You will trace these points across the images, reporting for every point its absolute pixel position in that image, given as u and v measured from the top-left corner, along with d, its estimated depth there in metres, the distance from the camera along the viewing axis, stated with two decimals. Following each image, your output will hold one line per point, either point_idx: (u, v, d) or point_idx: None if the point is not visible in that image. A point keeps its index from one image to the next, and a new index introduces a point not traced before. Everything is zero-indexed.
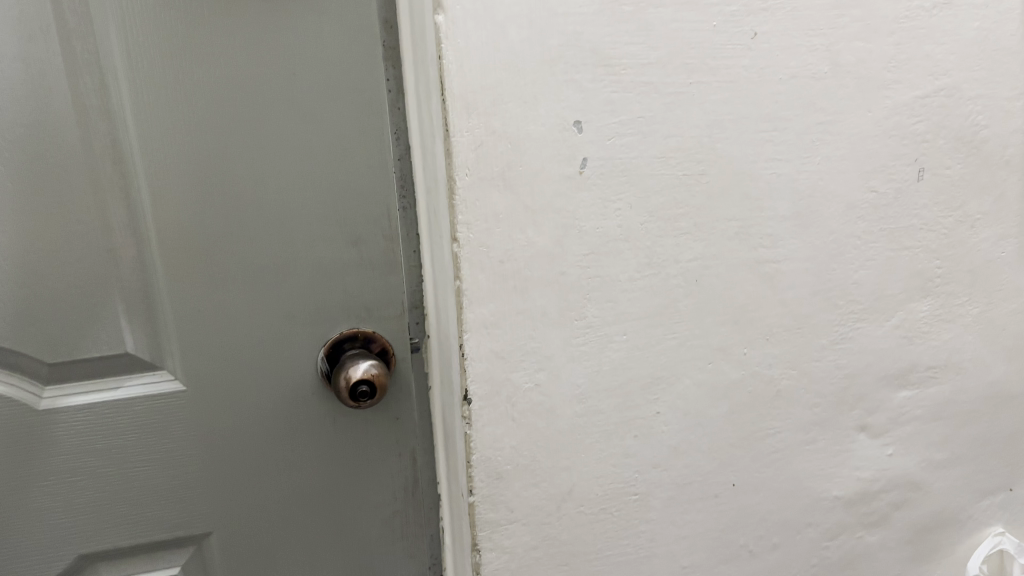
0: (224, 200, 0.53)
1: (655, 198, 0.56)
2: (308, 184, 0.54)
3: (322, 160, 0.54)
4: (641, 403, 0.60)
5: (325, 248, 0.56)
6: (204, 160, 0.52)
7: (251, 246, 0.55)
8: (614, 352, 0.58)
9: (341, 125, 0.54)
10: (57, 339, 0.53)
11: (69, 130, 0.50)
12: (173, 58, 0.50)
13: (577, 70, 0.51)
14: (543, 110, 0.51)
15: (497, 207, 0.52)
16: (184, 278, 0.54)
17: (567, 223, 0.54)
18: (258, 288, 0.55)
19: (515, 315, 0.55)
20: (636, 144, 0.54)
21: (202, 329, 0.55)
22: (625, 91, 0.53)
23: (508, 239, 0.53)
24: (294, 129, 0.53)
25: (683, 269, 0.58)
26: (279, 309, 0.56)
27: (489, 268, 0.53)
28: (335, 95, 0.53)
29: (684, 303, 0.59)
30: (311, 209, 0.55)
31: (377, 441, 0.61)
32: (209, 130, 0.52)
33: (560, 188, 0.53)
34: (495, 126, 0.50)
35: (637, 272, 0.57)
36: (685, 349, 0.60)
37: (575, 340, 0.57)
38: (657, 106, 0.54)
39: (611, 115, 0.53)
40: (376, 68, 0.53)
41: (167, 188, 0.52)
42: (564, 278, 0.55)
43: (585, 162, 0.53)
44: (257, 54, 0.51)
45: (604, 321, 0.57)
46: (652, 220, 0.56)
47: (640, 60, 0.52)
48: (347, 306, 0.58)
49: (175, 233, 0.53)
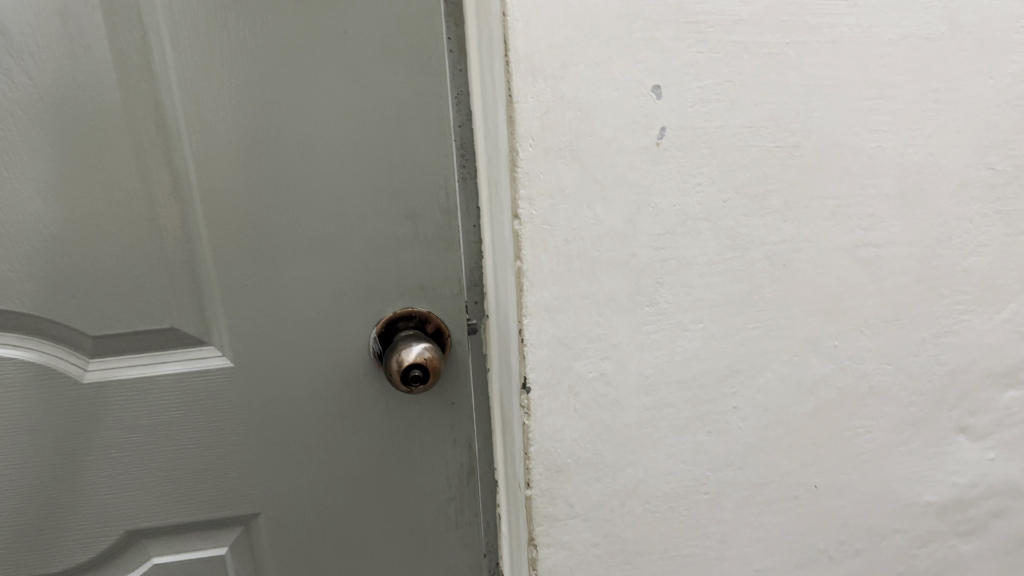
0: (272, 171, 0.50)
1: (741, 173, 0.49)
2: (359, 152, 0.50)
3: (376, 127, 0.50)
4: (716, 396, 0.55)
5: (378, 222, 0.52)
6: (250, 127, 0.49)
7: (299, 216, 0.51)
8: (688, 341, 0.53)
9: (396, 89, 0.49)
10: (100, 311, 0.51)
11: (110, 90, 0.48)
12: (217, 16, 0.47)
13: (659, 27, 0.45)
14: (616, 74, 0.45)
15: (563, 181, 0.47)
16: (230, 249, 0.51)
17: (640, 199, 0.48)
18: (307, 265, 0.52)
19: (580, 299, 0.50)
20: (723, 112, 0.48)
21: (248, 304, 0.52)
22: (711, 52, 0.46)
23: (574, 217, 0.48)
24: (346, 93, 0.49)
25: (771, 252, 0.52)
26: (328, 285, 0.53)
27: (553, 248, 0.49)
28: (390, 54, 0.49)
29: (770, 289, 0.53)
30: (363, 179, 0.51)
31: (431, 427, 0.57)
32: (256, 95, 0.48)
33: (634, 161, 0.47)
34: (563, 91, 0.45)
35: (717, 256, 0.51)
36: (767, 340, 0.55)
37: (645, 328, 0.52)
38: (748, 69, 0.47)
39: (695, 79, 0.46)
40: (435, 26, 0.49)
41: (212, 154, 0.49)
42: (635, 261, 0.50)
43: (663, 132, 0.47)
44: (305, 9, 0.47)
45: (677, 307, 0.52)
46: (736, 197, 0.50)
47: (730, 17, 0.46)
48: (401, 284, 0.54)
49: (223, 205, 0.50)
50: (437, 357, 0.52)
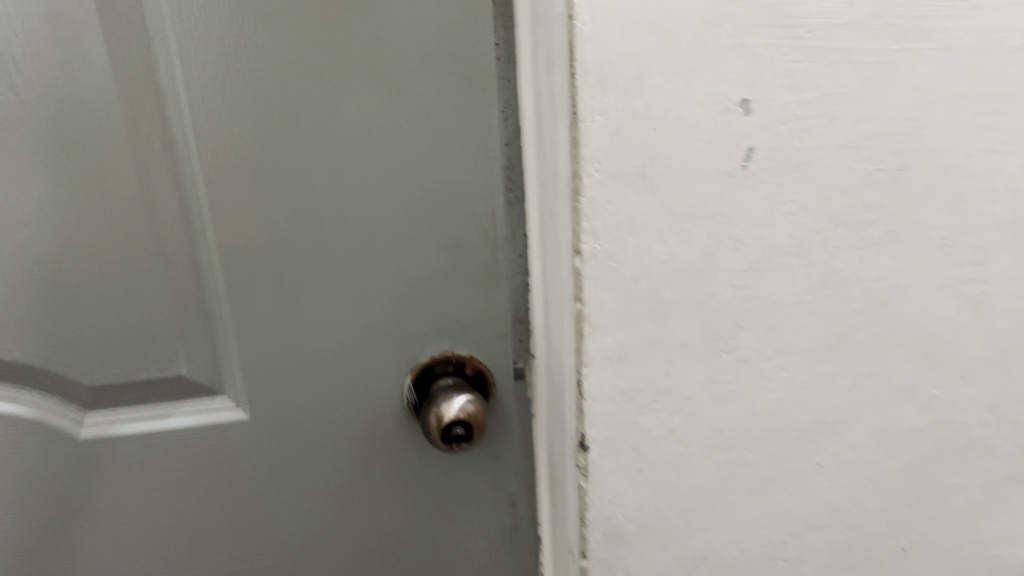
0: (294, 196, 0.43)
1: (838, 200, 0.43)
2: (394, 175, 0.44)
3: (413, 146, 0.43)
4: (799, 452, 0.48)
5: (415, 254, 0.45)
6: (270, 147, 0.43)
7: (324, 247, 0.45)
8: (771, 392, 0.46)
9: (436, 103, 0.43)
10: (100, 357, 0.45)
11: (109, 107, 0.41)
12: (231, 19, 0.40)
13: (751, 32, 0.38)
14: (699, 87, 0.38)
15: (633, 211, 0.40)
16: (246, 286, 0.45)
17: (722, 231, 0.42)
18: (333, 304, 0.46)
19: (650, 345, 0.43)
20: (820, 130, 0.41)
21: (266, 347, 0.46)
22: (809, 61, 0.39)
23: (644, 253, 0.41)
24: (380, 108, 0.42)
25: (867, 290, 0.45)
26: (357, 326, 0.46)
27: (619, 288, 0.42)
28: (432, 64, 0.42)
29: (865, 333, 0.47)
30: (398, 206, 0.44)
31: (472, 483, 0.51)
32: (276, 110, 0.42)
33: (716, 188, 0.41)
34: (637, 108, 0.38)
35: (808, 294, 0.45)
36: (859, 390, 0.48)
37: (722, 377, 0.45)
38: (851, 81, 0.40)
39: (789, 91, 0.40)
40: (482, 32, 0.42)
41: (226, 177, 0.43)
42: (714, 300, 0.43)
43: (752, 153, 0.40)
44: (335, 14, 0.41)
45: (760, 354, 0.45)
46: (832, 228, 0.43)
47: (832, 20, 0.39)
48: (441, 325, 0.47)
49: (238, 235, 0.44)
50: (481, 410, 0.45)
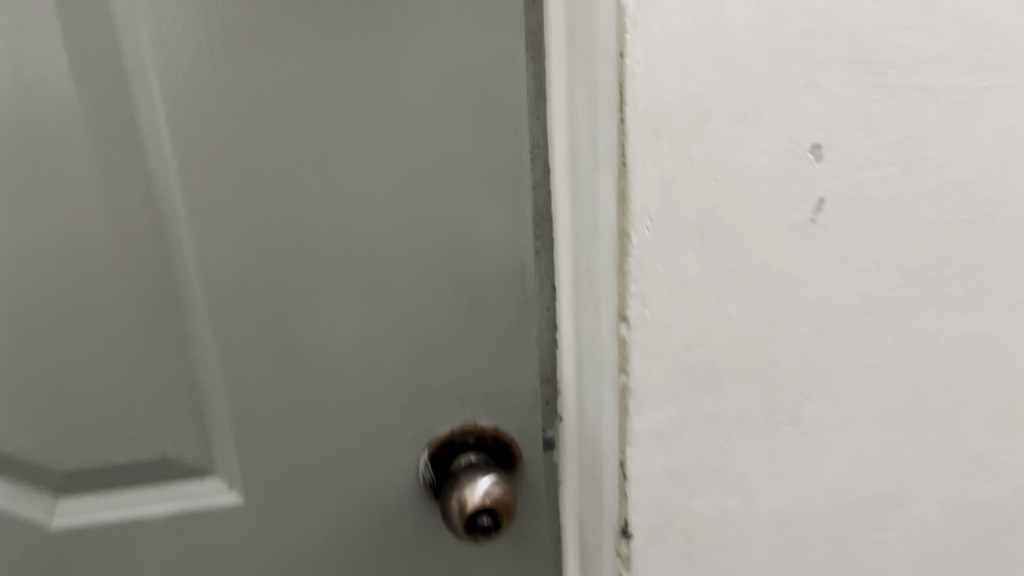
0: (295, 246, 0.38)
1: (914, 255, 0.38)
2: (411, 229, 0.38)
3: (432, 191, 0.38)
4: (863, 530, 0.43)
5: (434, 317, 0.40)
6: (268, 191, 0.37)
7: (331, 310, 0.39)
8: (835, 466, 0.41)
9: (459, 143, 0.38)
10: (75, 437, 0.40)
11: (81, 157, 0.36)
12: (224, 48, 0.35)
13: (824, 69, 0.33)
14: (767, 131, 0.33)
15: (687, 271, 0.35)
16: (241, 354, 0.40)
17: (785, 292, 0.37)
18: (338, 367, 0.40)
19: (704, 419, 0.38)
20: (898, 178, 0.36)
21: (264, 420, 0.41)
22: (888, 101, 0.34)
23: (699, 318, 0.36)
24: (395, 154, 0.37)
25: (943, 352, 0.40)
26: (368, 397, 0.41)
27: (669, 358, 0.37)
28: (455, 105, 0.37)
29: (939, 399, 0.42)
30: (415, 262, 0.39)
31: (495, 566, 0.45)
32: (276, 149, 0.37)
33: (781, 245, 0.36)
34: (694, 156, 0.33)
35: (878, 359, 0.40)
36: (929, 459, 0.43)
37: (783, 453, 0.40)
38: (934, 122, 0.35)
39: (865, 136, 0.35)
40: (514, 67, 0.37)
41: (218, 232, 0.38)
42: (774, 369, 0.38)
43: (821, 205, 0.35)
44: (344, 48, 0.35)
45: (824, 425, 0.40)
46: (907, 284, 0.38)
47: (916, 54, 0.34)
48: (462, 393, 0.42)
49: (229, 290, 0.39)
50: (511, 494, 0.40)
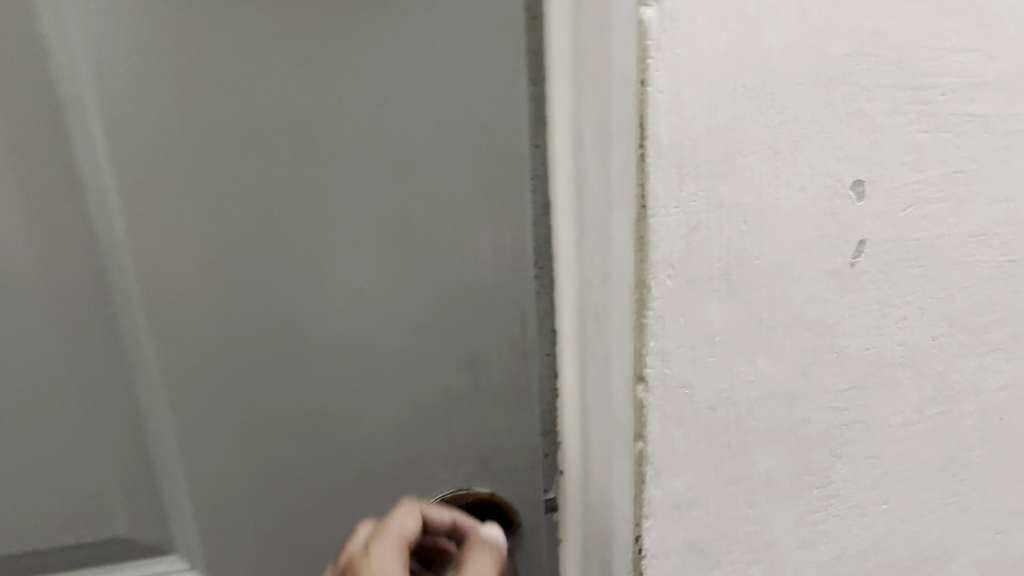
0: (264, 298, 0.33)
1: (959, 299, 0.34)
2: (398, 276, 0.34)
3: (421, 235, 0.34)
4: None
5: (423, 372, 0.36)
6: (232, 236, 0.32)
7: (306, 368, 0.35)
8: (868, 529, 0.37)
9: (453, 182, 0.33)
10: (13, 510, 0.36)
11: (11, 199, 0.32)
12: (181, 74, 0.30)
13: (870, 96, 0.29)
14: (804, 164, 0.29)
15: (712, 324, 0.31)
16: (203, 420, 0.35)
17: (820, 343, 0.33)
18: (314, 432, 0.36)
19: (727, 486, 0.34)
20: (945, 217, 0.32)
21: (230, 492, 0.36)
22: (938, 131, 0.31)
23: (725, 375, 0.32)
24: (380, 194, 0.33)
25: (985, 403, 0.37)
26: (348, 463, 0.36)
27: (691, 420, 0.32)
28: (448, 138, 0.33)
29: (979, 454, 0.38)
30: (403, 313, 0.35)
31: None
32: (242, 189, 0.32)
33: (817, 291, 0.32)
34: (724, 196, 0.29)
35: (916, 414, 0.36)
36: (967, 518, 0.39)
37: (811, 518, 0.36)
38: (986, 153, 0.32)
39: (912, 170, 0.31)
40: (515, 94, 0.33)
41: (173, 284, 0.33)
42: (806, 427, 0.34)
43: (862, 247, 0.31)
44: (321, 75, 0.31)
45: (857, 487, 0.36)
46: (951, 331, 0.35)
47: (970, 78, 0.31)
48: (454, 455, 0.37)
49: (188, 348, 0.34)
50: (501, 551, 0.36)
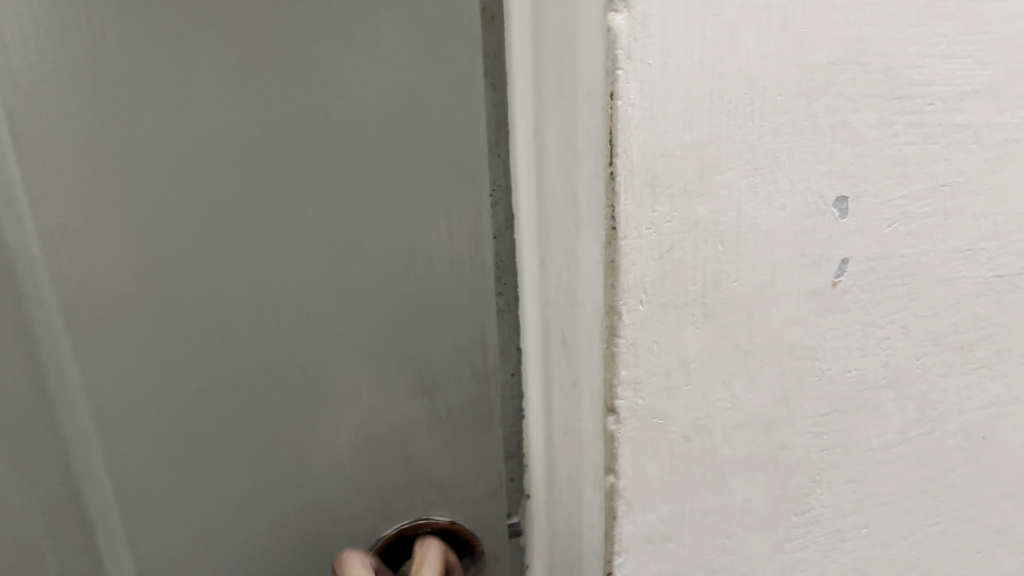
0: (202, 329, 0.31)
1: (944, 317, 0.33)
2: (347, 301, 0.32)
3: (373, 257, 0.31)
4: None
5: (376, 401, 0.33)
6: (163, 263, 0.30)
7: (249, 400, 0.32)
8: (847, 554, 0.35)
9: (405, 199, 0.31)
10: None
11: None
12: (101, 85, 0.27)
13: (855, 106, 0.27)
14: (785, 181, 0.27)
15: (688, 351, 0.29)
16: (137, 460, 0.32)
17: (801, 365, 0.31)
18: (261, 468, 0.33)
19: (702, 518, 0.32)
20: (931, 232, 0.31)
21: (167, 535, 0.33)
22: (925, 142, 0.29)
23: (700, 404, 0.30)
24: (325, 213, 0.30)
25: (968, 423, 0.36)
26: (296, 499, 0.34)
27: (664, 452, 0.30)
28: (399, 153, 0.30)
29: (960, 474, 0.37)
30: (353, 340, 0.32)
31: None
32: (173, 211, 0.29)
33: (797, 312, 0.30)
34: (700, 215, 0.27)
35: (898, 436, 0.34)
36: (948, 538, 0.38)
37: (790, 546, 0.34)
38: (975, 164, 0.31)
39: (897, 184, 0.29)
40: (471, 103, 0.30)
41: (99, 315, 0.30)
42: (785, 453, 0.32)
43: (844, 266, 0.29)
44: (258, 87, 0.28)
45: (837, 512, 0.34)
46: (935, 350, 0.33)
47: (959, 86, 0.29)
48: (411, 484, 0.35)
49: (116, 383, 0.31)
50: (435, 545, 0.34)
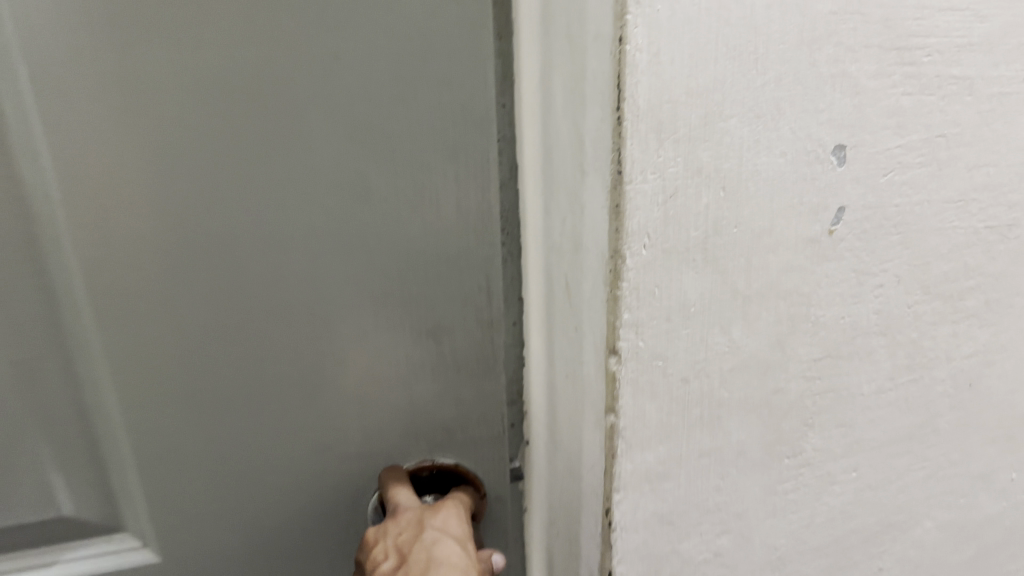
0: (213, 267, 0.31)
1: (935, 267, 0.34)
2: (356, 242, 0.32)
3: (381, 199, 0.32)
4: (861, 561, 0.39)
5: (383, 340, 0.34)
6: (177, 201, 0.30)
7: (259, 338, 0.33)
8: (836, 497, 0.37)
9: (414, 142, 0.31)
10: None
11: None
12: (114, 23, 0.28)
13: (855, 56, 0.28)
14: (786, 129, 0.28)
15: (688, 295, 0.30)
16: (152, 394, 0.33)
17: (796, 312, 0.32)
18: (271, 406, 0.34)
19: (699, 458, 0.33)
20: (925, 182, 0.32)
21: (179, 466, 0.34)
22: (922, 93, 0.30)
23: (700, 347, 0.31)
24: (336, 156, 0.31)
25: (955, 370, 0.37)
26: (305, 434, 0.35)
27: (664, 393, 0.31)
28: (408, 97, 0.31)
29: (947, 420, 0.38)
30: (361, 281, 0.33)
31: None
32: (187, 152, 0.30)
33: (795, 259, 0.31)
34: (703, 161, 0.27)
35: (889, 382, 0.35)
36: (933, 482, 0.39)
37: (782, 488, 0.35)
38: (970, 117, 0.32)
39: (893, 134, 0.30)
40: (479, 48, 0.31)
41: (113, 253, 0.31)
42: (779, 397, 0.33)
43: (841, 213, 0.30)
44: (271, 29, 0.29)
45: (828, 455, 0.36)
46: (926, 299, 0.34)
47: (957, 38, 0.30)
48: (416, 424, 0.36)
49: (131, 319, 0.32)
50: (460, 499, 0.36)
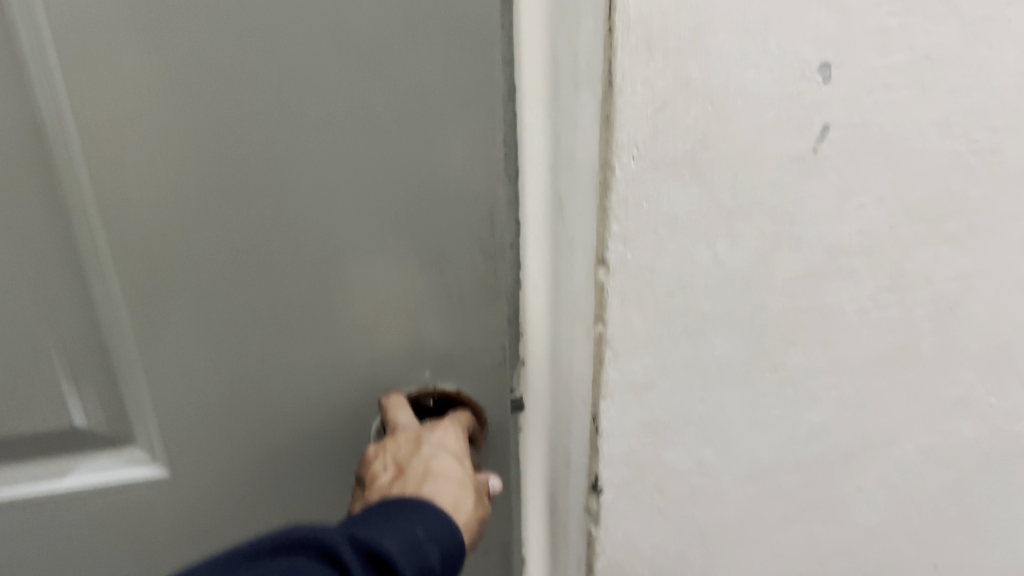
0: (221, 186, 0.32)
1: (917, 190, 0.34)
2: (361, 171, 0.32)
3: (387, 129, 0.32)
4: (838, 474, 0.41)
5: (386, 268, 0.35)
6: (185, 121, 0.31)
7: (265, 257, 0.34)
8: (815, 413, 0.38)
9: (422, 73, 0.31)
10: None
11: None
12: None
13: None
14: (772, 46, 0.29)
15: (676, 208, 0.31)
16: (164, 304, 0.34)
17: (780, 230, 0.33)
18: (276, 322, 0.35)
19: (682, 368, 0.35)
20: (910, 103, 0.32)
21: (190, 372, 0.36)
22: (908, 14, 0.30)
23: (685, 257, 0.33)
24: (342, 84, 0.31)
25: (936, 294, 0.37)
26: (309, 350, 0.36)
27: (651, 303, 0.33)
28: (415, 27, 0.30)
29: (930, 344, 0.39)
30: (366, 210, 0.33)
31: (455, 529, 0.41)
32: (194, 74, 0.30)
33: (779, 177, 0.32)
34: (691, 74, 0.29)
35: (870, 303, 0.36)
36: (914, 404, 0.40)
37: (763, 403, 0.37)
38: (954, 39, 0.31)
39: (878, 54, 0.31)
40: None
41: (124, 166, 0.32)
42: (762, 312, 0.35)
43: (825, 131, 0.31)
44: None
45: (810, 372, 0.37)
46: (908, 221, 0.35)
47: None
48: (416, 347, 0.37)
49: (143, 231, 0.33)
50: (458, 422, 0.37)
